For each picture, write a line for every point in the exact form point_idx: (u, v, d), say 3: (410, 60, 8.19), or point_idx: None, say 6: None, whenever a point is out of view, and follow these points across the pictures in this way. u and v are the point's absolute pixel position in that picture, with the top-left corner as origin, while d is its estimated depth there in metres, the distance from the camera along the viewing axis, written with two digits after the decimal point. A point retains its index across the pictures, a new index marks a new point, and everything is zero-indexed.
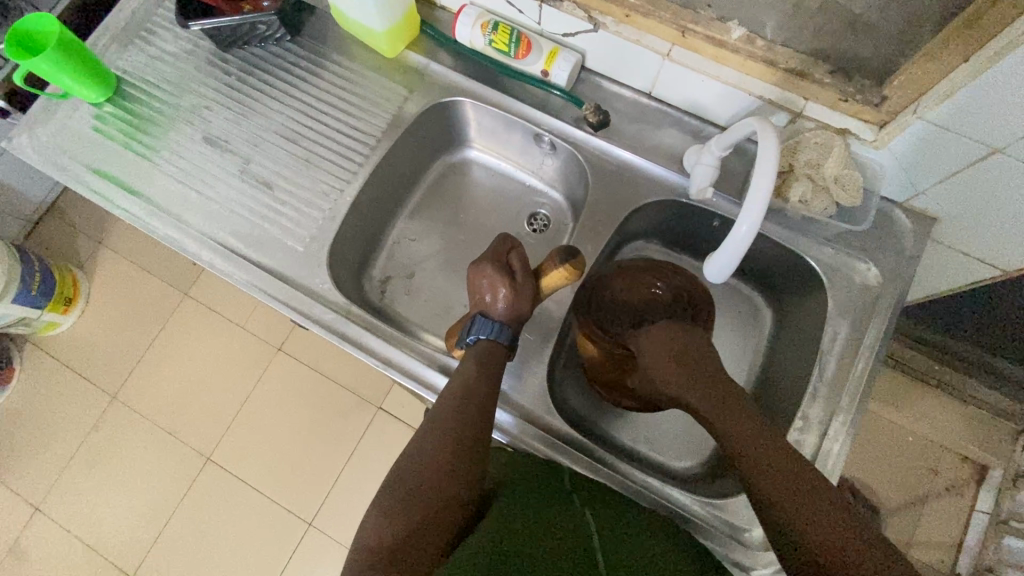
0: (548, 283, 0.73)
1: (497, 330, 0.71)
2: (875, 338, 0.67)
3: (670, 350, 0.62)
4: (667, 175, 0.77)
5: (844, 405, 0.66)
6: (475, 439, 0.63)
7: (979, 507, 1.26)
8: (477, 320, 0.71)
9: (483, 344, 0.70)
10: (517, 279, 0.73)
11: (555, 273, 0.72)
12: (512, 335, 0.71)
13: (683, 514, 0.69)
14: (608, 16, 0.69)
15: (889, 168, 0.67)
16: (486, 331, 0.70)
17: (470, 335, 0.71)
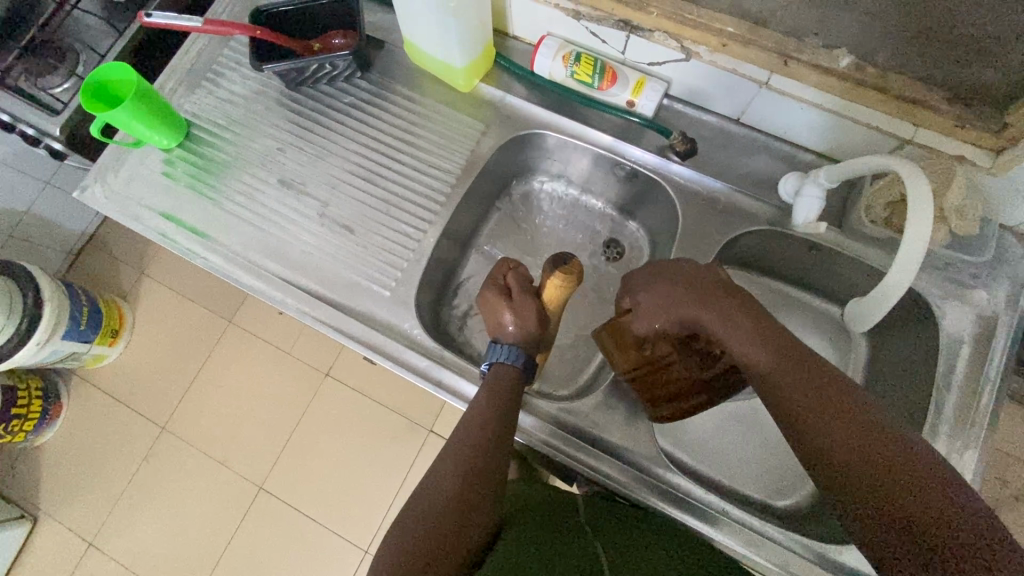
0: (551, 295, 0.74)
1: (515, 355, 0.71)
2: (996, 371, 0.65)
3: (653, 278, 0.65)
4: (759, 203, 0.74)
5: (968, 443, 0.63)
6: (495, 466, 0.63)
7: None
8: (490, 345, 0.73)
9: (498, 366, 0.71)
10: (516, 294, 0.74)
11: (553, 284, 0.72)
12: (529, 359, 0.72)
13: (757, 535, 0.67)
14: (701, 45, 0.67)
15: (1005, 193, 0.64)
16: (501, 354, 0.71)
17: (487, 361, 0.72)
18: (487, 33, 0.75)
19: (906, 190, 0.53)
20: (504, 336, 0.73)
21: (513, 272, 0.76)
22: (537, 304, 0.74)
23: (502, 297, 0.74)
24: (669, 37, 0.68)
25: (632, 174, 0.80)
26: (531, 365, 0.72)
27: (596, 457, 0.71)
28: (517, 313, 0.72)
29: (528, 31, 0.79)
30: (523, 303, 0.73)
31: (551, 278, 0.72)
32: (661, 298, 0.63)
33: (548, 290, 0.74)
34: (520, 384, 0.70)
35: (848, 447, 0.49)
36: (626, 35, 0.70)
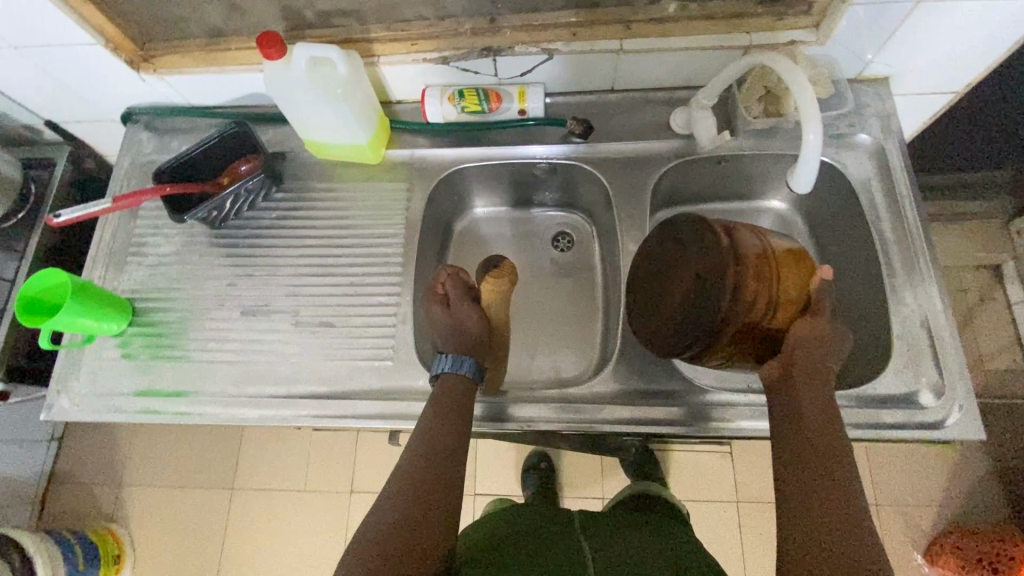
0: (487, 300, 0.74)
1: (456, 362, 0.69)
2: (905, 188, 0.77)
3: (813, 340, 0.62)
4: (665, 144, 0.83)
5: (917, 251, 0.74)
6: (447, 461, 0.63)
7: (1015, 301, 1.39)
8: (435, 355, 0.71)
9: (444, 379, 0.69)
10: (456, 296, 0.73)
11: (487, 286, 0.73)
12: (471, 365, 0.69)
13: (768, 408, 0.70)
14: (557, 41, 0.76)
15: (837, 55, 0.77)
16: (445, 364, 0.69)
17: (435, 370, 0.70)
18: (377, 106, 0.81)
19: (789, 83, 0.65)
20: (446, 342, 0.72)
21: (452, 278, 0.75)
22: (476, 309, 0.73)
23: (440, 305, 0.74)
24: (528, 45, 0.77)
25: (550, 168, 0.87)
26: (478, 370, 0.70)
27: (675, 415, 0.71)
28: (459, 321, 0.72)
29: (409, 91, 0.87)
30: (463, 307, 0.73)
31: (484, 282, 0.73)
32: (808, 348, 0.62)
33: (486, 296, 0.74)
34: (466, 394, 0.68)
35: (812, 420, 0.60)
36: (492, 60, 0.78)
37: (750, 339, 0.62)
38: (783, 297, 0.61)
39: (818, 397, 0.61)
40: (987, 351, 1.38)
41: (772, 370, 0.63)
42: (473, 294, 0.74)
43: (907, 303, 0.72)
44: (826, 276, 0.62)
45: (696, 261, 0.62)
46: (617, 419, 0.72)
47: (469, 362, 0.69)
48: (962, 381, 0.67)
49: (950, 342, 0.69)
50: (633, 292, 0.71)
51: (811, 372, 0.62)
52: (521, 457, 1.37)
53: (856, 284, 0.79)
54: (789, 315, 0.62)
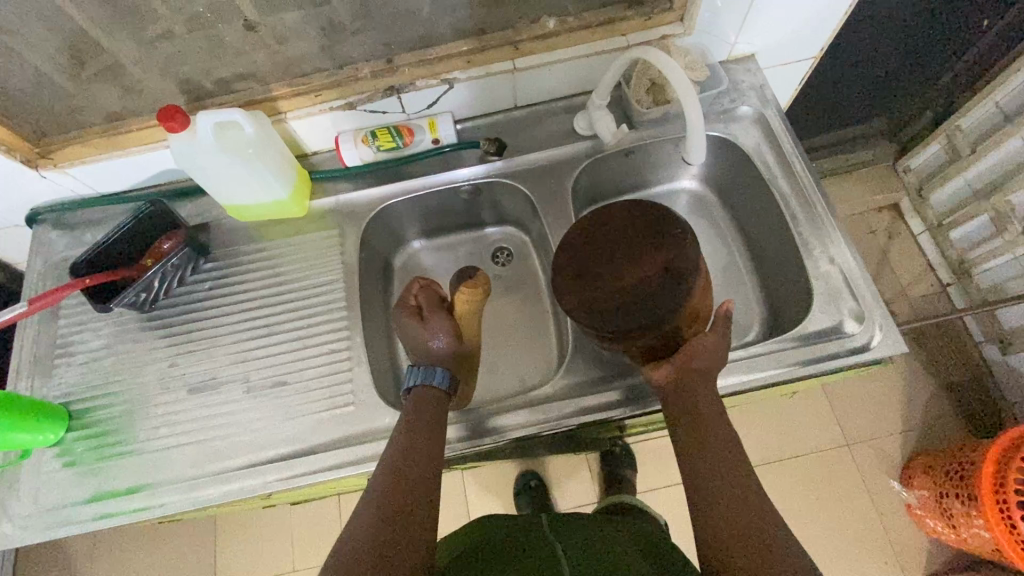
0: (461, 311, 0.77)
1: (428, 373, 0.71)
2: (791, 145, 0.85)
3: (710, 351, 0.65)
4: (575, 146, 0.88)
5: (813, 198, 0.81)
6: (434, 440, 0.66)
7: (917, 232, 1.54)
8: (407, 368, 0.73)
9: (420, 390, 0.70)
10: (429, 306, 0.77)
11: (462, 297, 0.76)
12: (444, 376, 0.71)
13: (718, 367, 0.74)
14: (454, 70, 0.81)
15: (705, 41, 0.85)
16: (417, 375, 0.71)
17: (408, 381, 0.72)
18: (292, 160, 0.82)
19: (665, 69, 0.72)
20: (420, 354, 0.74)
21: (424, 291, 0.79)
22: (452, 319, 0.76)
23: (415, 315, 0.77)
24: (428, 78, 0.81)
25: (474, 189, 0.90)
26: (452, 381, 0.72)
27: (639, 395, 0.74)
28: (433, 331, 0.74)
29: (322, 141, 0.88)
30: (438, 317, 0.75)
31: (460, 294, 0.76)
32: (707, 357, 0.65)
33: (461, 307, 0.77)
34: (435, 407, 0.69)
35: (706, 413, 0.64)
36: (397, 97, 0.82)
37: (663, 341, 0.64)
38: (701, 312, 0.65)
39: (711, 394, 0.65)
40: (903, 282, 1.52)
41: (664, 375, 0.66)
42: (445, 304, 0.78)
43: (814, 247, 0.79)
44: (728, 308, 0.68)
45: (658, 252, 0.63)
46: (585, 412, 0.74)
47: (445, 373, 0.71)
48: (877, 305, 0.74)
49: (858, 273, 0.76)
50: (567, 256, 0.67)
51: (707, 375, 0.66)
52: (510, 479, 1.36)
53: (771, 239, 0.86)
54: (697, 332, 0.66)
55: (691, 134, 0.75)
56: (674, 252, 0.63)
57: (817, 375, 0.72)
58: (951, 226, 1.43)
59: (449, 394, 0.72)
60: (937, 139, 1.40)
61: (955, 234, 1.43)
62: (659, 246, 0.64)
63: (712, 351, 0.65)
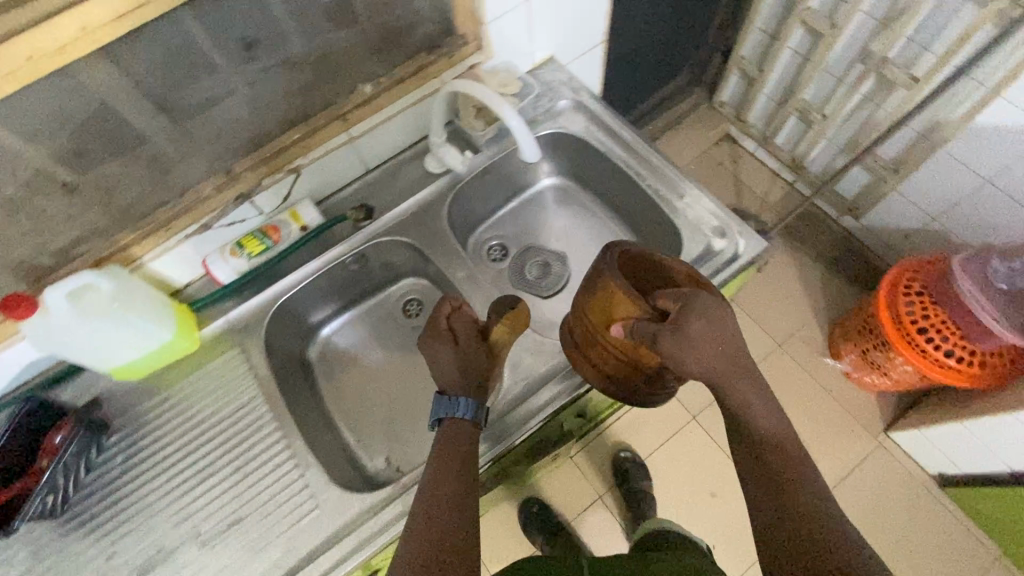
0: (498, 336, 0.75)
1: (464, 407, 0.71)
2: (613, 118, 0.96)
3: (681, 352, 0.59)
4: (436, 185, 0.93)
5: (647, 153, 0.92)
6: (467, 456, 0.68)
7: (751, 149, 1.78)
8: (433, 399, 0.73)
9: (448, 422, 0.71)
10: (462, 328, 0.75)
11: (499, 328, 0.75)
12: (472, 408, 0.71)
13: None
14: (296, 159, 0.83)
15: (507, 59, 0.95)
16: (447, 409, 0.71)
17: (435, 416, 0.72)
18: (165, 299, 0.79)
19: (473, 92, 0.80)
20: (445, 380, 0.74)
21: (456, 313, 0.76)
22: (482, 347, 0.75)
23: (446, 339, 0.74)
24: (274, 174, 0.82)
25: (359, 258, 0.92)
26: (480, 411, 0.72)
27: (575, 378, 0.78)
28: (467, 353, 0.74)
29: (191, 271, 0.86)
30: (472, 338, 0.75)
31: (495, 323, 0.75)
32: (691, 360, 0.60)
33: (498, 334, 0.75)
34: (468, 435, 0.70)
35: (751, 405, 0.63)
36: (249, 202, 0.84)
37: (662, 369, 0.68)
38: (626, 345, 0.67)
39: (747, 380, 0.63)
40: (760, 193, 1.75)
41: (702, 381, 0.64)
42: (483, 325, 0.77)
43: (663, 193, 0.89)
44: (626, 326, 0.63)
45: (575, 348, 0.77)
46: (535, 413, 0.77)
47: (471, 403, 0.71)
48: (733, 219, 0.84)
49: (707, 200, 0.87)
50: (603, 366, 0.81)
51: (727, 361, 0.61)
52: (514, 518, 1.40)
53: (631, 200, 0.96)
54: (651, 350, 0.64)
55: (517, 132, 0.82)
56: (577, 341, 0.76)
57: None
58: (773, 135, 1.67)
59: (476, 422, 0.72)
60: (733, 72, 1.65)
61: (778, 140, 1.67)
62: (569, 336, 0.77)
63: (690, 347, 0.59)
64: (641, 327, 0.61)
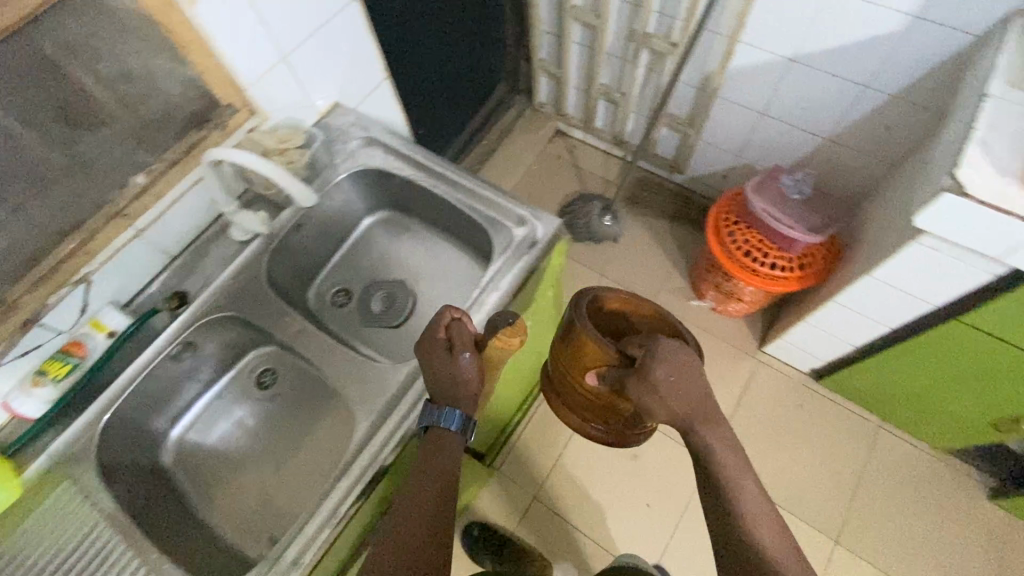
0: (494, 352, 0.69)
1: (452, 418, 0.72)
2: (406, 144, 1.00)
3: (651, 394, 0.61)
4: (250, 253, 0.91)
5: (443, 169, 0.97)
6: (438, 513, 0.69)
7: (581, 137, 1.94)
8: (424, 408, 0.74)
9: (434, 430, 0.73)
10: (457, 340, 0.70)
11: (497, 342, 0.68)
12: (460, 420, 0.72)
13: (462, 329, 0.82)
14: (81, 269, 0.80)
15: (286, 114, 0.97)
16: (438, 418, 0.72)
17: (422, 421, 0.73)
18: None
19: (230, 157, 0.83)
20: (435, 388, 0.73)
21: (456, 326, 0.71)
22: (479, 364, 0.70)
23: (441, 351, 0.71)
24: (58, 289, 0.78)
25: (187, 348, 0.89)
26: (467, 423, 0.73)
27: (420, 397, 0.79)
28: (462, 366, 0.69)
29: None
30: (466, 352, 0.69)
31: (495, 338, 0.68)
32: (661, 399, 0.61)
33: (495, 348, 0.69)
34: (455, 448, 0.72)
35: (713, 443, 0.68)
36: (39, 325, 0.79)
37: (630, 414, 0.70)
38: (595, 386, 0.67)
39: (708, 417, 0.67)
40: (599, 174, 1.90)
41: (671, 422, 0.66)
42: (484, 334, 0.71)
43: (465, 201, 0.95)
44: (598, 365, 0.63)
45: (551, 395, 0.76)
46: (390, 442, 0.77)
47: (460, 414, 0.72)
48: (528, 208, 0.91)
49: (503, 197, 0.93)
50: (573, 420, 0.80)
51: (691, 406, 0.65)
52: (460, 545, 1.42)
53: (445, 215, 1.01)
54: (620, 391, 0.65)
55: (284, 181, 0.87)
56: (553, 389, 0.76)
57: (522, 281, 0.87)
58: (592, 120, 1.83)
59: (464, 434, 0.74)
60: (540, 74, 1.80)
61: (597, 124, 1.84)
62: (547, 380, 0.77)
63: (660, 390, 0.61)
64: (613, 369, 0.63)
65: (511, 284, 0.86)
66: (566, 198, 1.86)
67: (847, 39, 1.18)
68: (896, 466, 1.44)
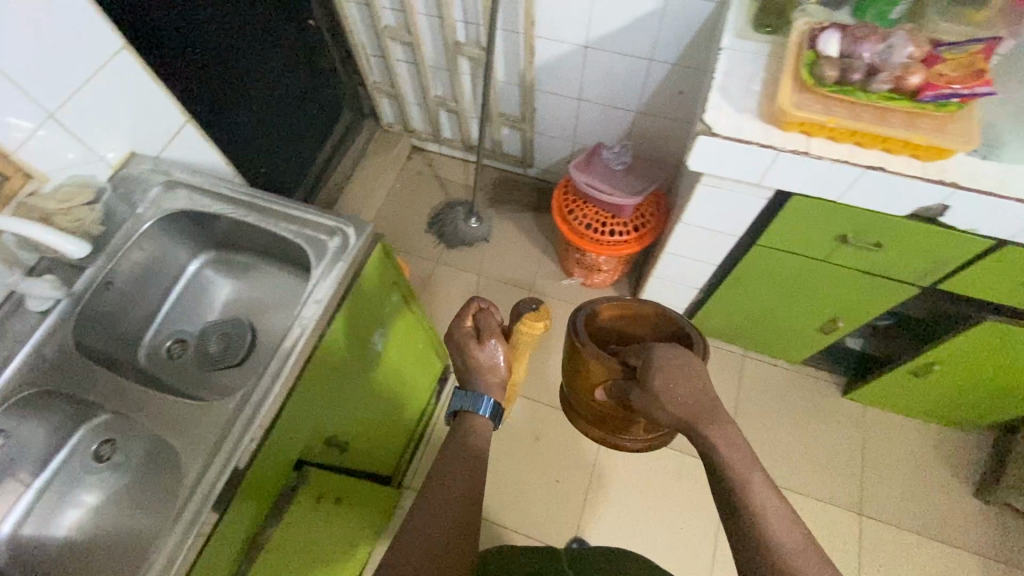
0: (525, 336, 0.78)
1: (483, 404, 0.82)
2: (210, 182, 0.99)
3: (660, 398, 0.61)
4: (50, 321, 0.86)
5: (248, 197, 0.97)
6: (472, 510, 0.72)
7: (436, 150, 2.01)
8: (454, 392, 0.84)
9: (465, 414, 0.83)
10: (486, 329, 0.83)
11: (527, 325, 0.76)
12: (493, 407, 0.83)
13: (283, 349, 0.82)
14: None
15: (72, 174, 0.94)
16: (466, 401, 0.83)
17: (454, 407, 0.84)
18: None
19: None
20: (465, 375, 0.85)
21: (485, 315, 0.85)
22: (510, 345, 0.83)
23: (473, 338, 0.83)
24: None
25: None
26: (497, 408, 0.84)
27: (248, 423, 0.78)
28: (490, 353, 0.82)
29: None
30: (495, 340, 0.82)
31: (520, 325, 0.77)
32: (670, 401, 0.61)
33: (524, 335, 0.78)
34: (486, 429, 0.82)
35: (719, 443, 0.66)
36: None
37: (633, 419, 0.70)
38: (599, 388, 0.69)
39: (707, 418, 0.65)
40: (461, 179, 1.97)
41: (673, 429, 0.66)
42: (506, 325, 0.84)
43: (273, 223, 0.95)
44: (606, 364, 0.65)
45: (570, 403, 0.78)
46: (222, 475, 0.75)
47: (490, 401, 0.83)
48: (337, 218, 0.93)
49: (310, 213, 0.94)
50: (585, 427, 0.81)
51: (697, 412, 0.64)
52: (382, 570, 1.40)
53: (265, 244, 1.01)
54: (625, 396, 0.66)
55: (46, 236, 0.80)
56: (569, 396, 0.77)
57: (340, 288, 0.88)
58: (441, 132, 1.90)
59: (494, 419, 0.84)
60: (381, 96, 1.85)
61: (446, 134, 1.91)
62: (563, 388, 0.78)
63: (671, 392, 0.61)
64: (625, 371, 0.64)
65: (328, 293, 0.86)
66: (433, 208, 1.91)
67: (621, 22, 1.32)
68: (870, 428, 1.52)
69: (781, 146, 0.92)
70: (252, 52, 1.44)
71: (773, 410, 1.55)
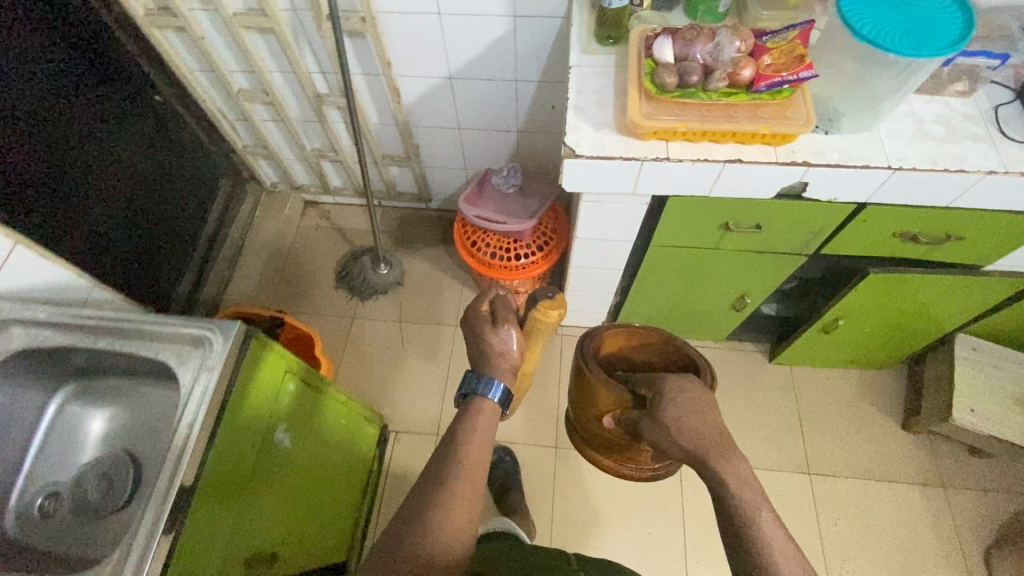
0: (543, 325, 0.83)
1: (496, 388, 0.82)
2: (46, 312, 0.86)
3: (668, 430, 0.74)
4: None
5: (95, 320, 0.86)
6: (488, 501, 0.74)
7: (329, 202, 1.93)
8: (466, 374, 0.83)
9: (475, 397, 0.82)
10: (502, 314, 0.84)
11: (546, 321, 0.82)
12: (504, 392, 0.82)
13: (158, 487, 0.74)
14: None
15: None
16: (479, 384, 0.82)
17: (467, 388, 0.83)
18: None
19: None
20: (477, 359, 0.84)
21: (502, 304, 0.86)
22: (528, 325, 0.84)
23: (491, 322, 0.84)
24: None
25: None
26: (508, 396, 0.83)
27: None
28: (504, 338, 0.83)
29: None
30: (510, 326, 0.83)
31: (538, 315, 0.82)
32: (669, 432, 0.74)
33: (542, 326, 0.83)
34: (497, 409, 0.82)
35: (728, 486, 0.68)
36: None
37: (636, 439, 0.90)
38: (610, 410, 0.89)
39: (722, 454, 0.72)
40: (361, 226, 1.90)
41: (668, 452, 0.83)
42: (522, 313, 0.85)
43: (130, 345, 0.85)
44: (618, 391, 0.85)
45: (584, 419, 0.98)
46: None
47: (502, 387, 0.82)
48: (201, 323, 0.84)
49: (168, 323, 0.85)
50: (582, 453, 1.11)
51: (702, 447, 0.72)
52: None
53: (129, 365, 0.91)
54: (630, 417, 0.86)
55: None
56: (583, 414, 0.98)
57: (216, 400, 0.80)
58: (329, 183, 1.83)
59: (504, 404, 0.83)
60: (256, 159, 1.77)
61: (335, 185, 1.85)
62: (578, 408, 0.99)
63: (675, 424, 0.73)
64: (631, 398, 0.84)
65: (201, 410, 0.78)
66: (338, 261, 1.83)
67: (477, 52, 1.31)
68: (828, 390, 1.58)
69: (643, 156, 0.93)
70: (94, 145, 1.32)
71: (731, 394, 1.57)
